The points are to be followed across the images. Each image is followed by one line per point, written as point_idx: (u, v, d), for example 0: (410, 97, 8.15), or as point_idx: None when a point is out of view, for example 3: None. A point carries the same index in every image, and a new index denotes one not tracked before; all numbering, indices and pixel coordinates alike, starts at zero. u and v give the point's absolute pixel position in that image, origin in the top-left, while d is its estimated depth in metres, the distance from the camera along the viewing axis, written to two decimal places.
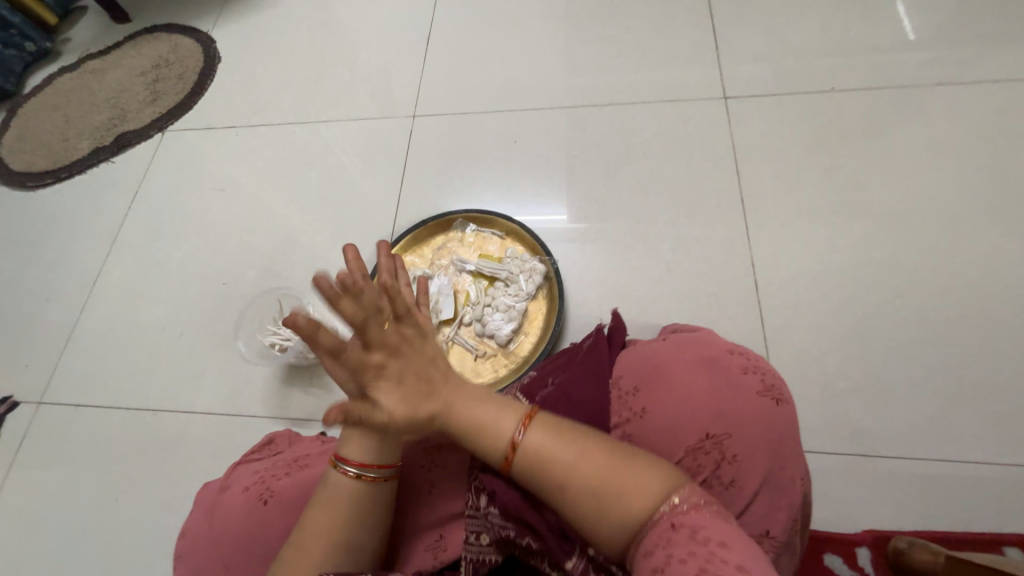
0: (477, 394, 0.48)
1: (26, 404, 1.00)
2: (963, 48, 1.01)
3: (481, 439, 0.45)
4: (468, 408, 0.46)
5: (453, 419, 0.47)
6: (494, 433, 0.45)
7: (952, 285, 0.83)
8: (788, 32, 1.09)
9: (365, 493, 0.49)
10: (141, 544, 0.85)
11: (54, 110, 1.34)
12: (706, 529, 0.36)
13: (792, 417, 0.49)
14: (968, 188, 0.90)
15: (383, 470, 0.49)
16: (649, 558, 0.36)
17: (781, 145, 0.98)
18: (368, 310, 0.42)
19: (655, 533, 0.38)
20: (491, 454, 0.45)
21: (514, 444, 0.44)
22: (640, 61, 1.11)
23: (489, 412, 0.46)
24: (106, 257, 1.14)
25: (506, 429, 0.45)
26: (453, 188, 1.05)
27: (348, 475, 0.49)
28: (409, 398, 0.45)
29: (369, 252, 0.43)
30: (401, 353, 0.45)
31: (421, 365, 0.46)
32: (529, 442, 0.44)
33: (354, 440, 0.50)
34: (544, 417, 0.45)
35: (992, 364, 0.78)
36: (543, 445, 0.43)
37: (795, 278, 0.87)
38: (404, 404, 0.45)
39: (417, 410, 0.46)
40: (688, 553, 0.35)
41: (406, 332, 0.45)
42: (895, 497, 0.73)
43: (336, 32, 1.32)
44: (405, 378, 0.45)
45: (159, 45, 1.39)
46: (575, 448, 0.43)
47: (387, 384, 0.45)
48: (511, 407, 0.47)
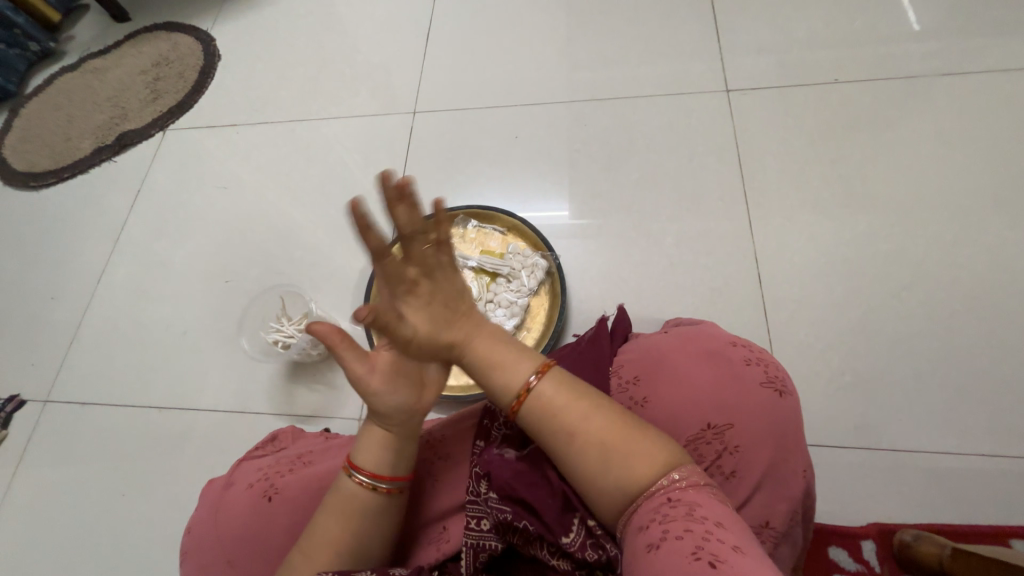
0: (497, 333, 0.47)
1: (32, 403, 1.01)
2: (969, 38, 0.99)
3: (495, 375, 0.45)
4: (489, 343, 0.47)
5: (474, 350, 0.47)
6: (506, 378, 0.45)
7: (957, 278, 0.83)
8: (791, 24, 1.08)
9: (375, 501, 0.48)
10: (148, 540, 0.85)
11: (57, 110, 1.34)
12: (702, 508, 0.37)
13: (794, 409, 0.48)
14: (975, 179, 0.89)
15: (397, 482, 0.49)
16: (644, 533, 0.37)
17: (784, 138, 0.97)
18: (416, 223, 0.43)
19: (651, 508, 0.38)
20: (500, 399, 0.45)
21: (527, 391, 0.44)
22: (642, 54, 1.10)
23: (508, 355, 0.46)
24: (110, 256, 1.14)
25: (518, 377, 0.44)
26: (455, 184, 1.04)
27: (360, 485, 0.48)
28: (435, 317, 0.46)
29: (406, 196, 0.42)
30: (435, 277, 0.46)
31: (448, 302, 0.47)
32: (542, 391, 0.43)
33: (368, 445, 0.49)
34: (558, 371, 0.45)
35: (998, 356, 0.78)
36: (555, 398, 0.43)
37: (799, 272, 0.86)
38: (432, 324, 0.46)
39: (443, 333, 0.46)
40: (684, 530, 0.36)
41: (441, 259, 0.46)
42: (899, 490, 0.72)
43: (336, 29, 1.31)
44: (433, 301, 0.46)
45: (159, 44, 1.39)
46: (587, 408, 0.42)
47: (418, 303, 0.46)
48: (529, 355, 0.46)
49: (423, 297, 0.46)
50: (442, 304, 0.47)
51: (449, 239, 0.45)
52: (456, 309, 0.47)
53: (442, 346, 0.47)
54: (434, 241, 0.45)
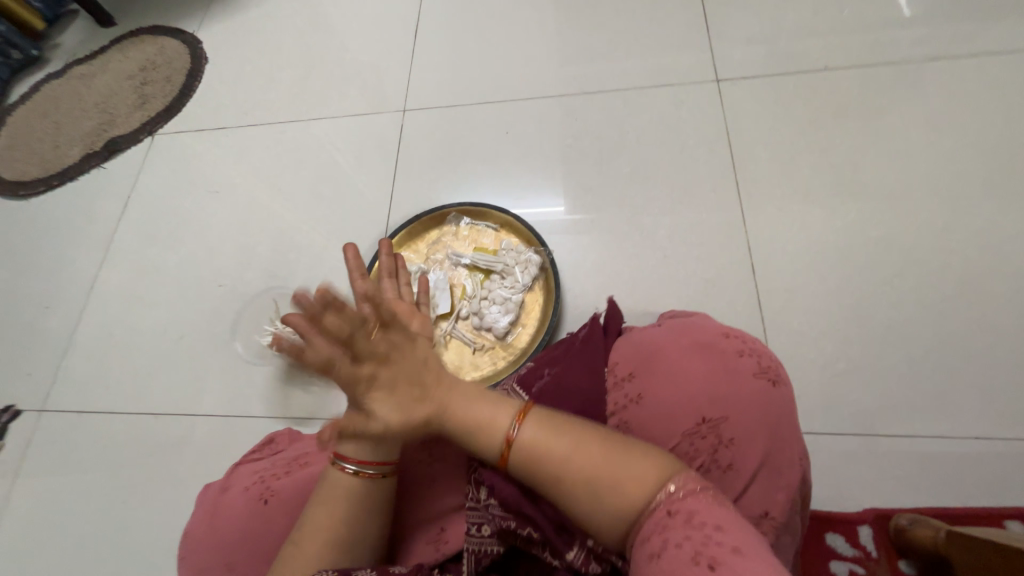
0: (473, 393, 0.46)
1: (29, 412, 1.00)
2: (957, 22, 0.99)
3: (476, 439, 0.45)
4: (461, 409, 0.46)
5: (449, 418, 0.46)
6: (488, 431, 0.44)
7: (949, 262, 0.83)
8: (780, 13, 1.07)
9: (361, 488, 0.49)
10: (148, 546, 0.85)
11: (44, 118, 1.33)
12: (701, 514, 0.36)
13: (789, 399, 0.49)
14: (966, 164, 0.89)
15: (383, 466, 0.49)
16: (647, 543, 0.37)
17: (774, 127, 0.97)
18: (350, 323, 0.42)
19: (652, 521, 0.38)
20: (488, 452, 0.45)
21: (509, 442, 0.43)
22: (631, 47, 1.09)
23: (485, 411, 0.45)
24: (101, 264, 1.13)
25: (500, 428, 0.44)
26: (447, 182, 1.04)
27: (347, 473, 0.49)
28: (402, 405, 0.45)
29: (329, 304, 0.42)
30: (391, 362, 0.45)
31: (410, 376, 0.46)
32: (524, 439, 0.43)
33: (354, 435, 0.49)
34: (539, 413, 0.45)
35: (991, 339, 0.78)
36: (537, 442, 0.43)
37: (792, 261, 0.86)
38: (401, 413, 0.45)
39: (412, 416, 0.46)
40: (683, 538, 0.35)
41: (391, 343, 0.45)
42: (895, 475, 0.73)
43: (323, 28, 1.31)
44: (396, 388, 0.45)
45: (145, 48, 1.38)
46: (569, 447, 0.42)
47: (381, 396, 0.45)
48: (506, 403, 0.46)
49: (386, 389, 0.45)
50: (404, 383, 0.46)
51: (388, 329, 0.45)
52: (419, 383, 0.46)
53: (418, 426, 0.46)
54: (377, 333, 0.44)
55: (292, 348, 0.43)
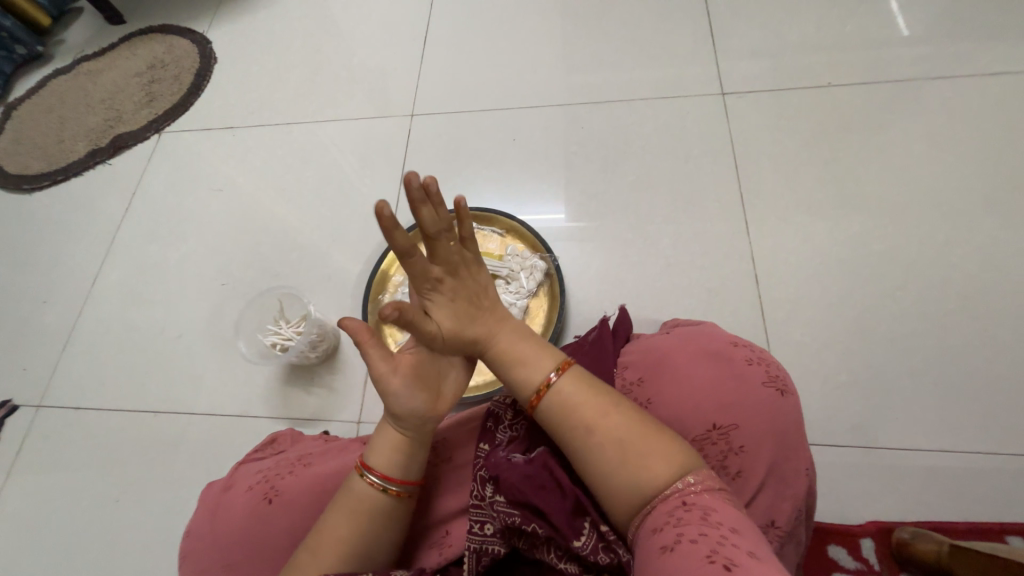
0: (520, 333, 0.51)
1: (24, 408, 0.99)
2: (957, 42, 1.01)
3: (518, 372, 0.49)
4: (511, 339, 0.51)
5: (496, 347, 0.51)
6: (526, 377, 0.48)
7: (950, 277, 0.84)
8: (785, 28, 1.09)
9: (387, 504, 0.49)
10: (142, 547, 0.84)
11: (49, 113, 1.33)
12: (717, 513, 0.37)
13: (797, 408, 0.49)
14: (967, 180, 0.90)
15: (405, 485, 0.50)
16: (659, 537, 0.37)
17: (779, 139, 0.98)
18: (443, 222, 0.48)
19: (666, 510, 0.38)
20: (523, 394, 0.48)
21: (545, 385, 0.47)
22: (637, 58, 1.11)
23: (530, 356, 0.49)
24: (103, 260, 1.13)
25: (538, 376, 0.48)
26: (453, 186, 1.05)
27: (372, 485, 0.49)
28: (458, 314, 0.50)
29: (431, 196, 0.46)
30: (458, 276, 0.51)
31: (470, 285, 0.51)
32: (563, 387, 0.46)
33: (381, 449, 0.50)
34: (578, 369, 0.48)
35: (991, 354, 0.79)
36: (573, 396, 0.45)
37: (795, 272, 0.87)
38: (456, 321, 0.50)
39: (465, 331, 0.51)
40: (699, 533, 0.35)
41: (464, 255, 0.51)
42: (896, 487, 0.73)
43: (332, 32, 1.32)
44: (457, 299, 0.51)
45: (154, 46, 1.39)
46: (605, 405, 0.45)
47: (442, 301, 0.50)
48: (550, 353, 0.50)
49: (446, 294, 0.50)
50: (461, 292, 0.51)
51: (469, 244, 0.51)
52: (479, 302, 0.52)
53: (467, 343, 0.51)
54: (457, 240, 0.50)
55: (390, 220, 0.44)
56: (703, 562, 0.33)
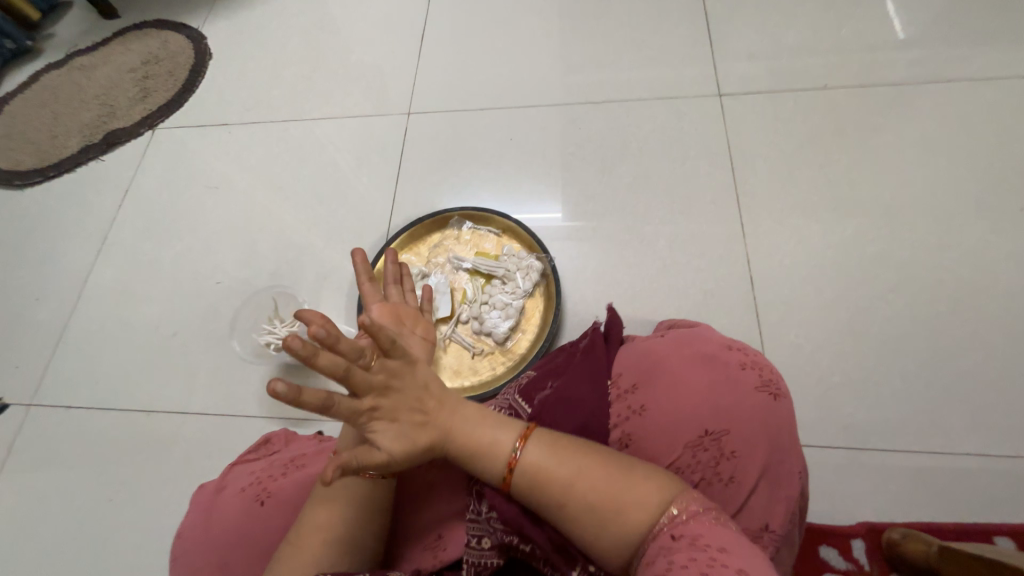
0: (475, 413, 0.46)
1: (16, 406, 0.98)
2: (952, 47, 1.02)
3: (478, 459, 0.45)
4: (468, 427, 0.45)
5: (452, 441, 0.45)
6: (491, 454, 0.45)
7: (943, 281, 0.84)
8: (782, 30, 1.09)
9: (378, 492, 0.49)
10: (135, 547, 0.84)
11: (41, 108, 1.31)
12: (705, 536, 0.38)
13: (788, 413, 0.49)
14: (960, 184, 0.91)
15: (394, 475, 0.50)
16: (651, 566, 0.38)
17: (775, 142, 0.99)
18: (350, 355, 0.39)
19: (653, 544, 0.39)
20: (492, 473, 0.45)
21: (513, 461, 0.44)
22: (635, 58, 1.11)
23: (489, 442, 0.45)
24: (95, 258, 1.12)
25: (505, 447, 0.45)
26: (449, 186, 1.04)
27: (364, 474, 0.49)
28: (406, 433, 0.43)
29: (321, 342, 0.37)
30: (393, 391, 0.42)
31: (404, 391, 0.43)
32: (530, 459, 0.44)
33: (366, 441, 0.50)
34: (542, 432, 0.45)
35: (983, 358, 0.79)
36: (542, 462, 0.43)
37: (790, 274, 0.87)
38: (406, 441, 0.43)
39: (417, 441, 0.43)
40: (689, 558, 0.36)
41: (393, 367, 0.42)
42: (888, 490, 0.74)
43: (328, 29, 1.31)
44: (400, 417, 0.43)
45: (147, 41, 1.37)
46: (577, 465, 0.43)
47: (382, 426, 0.42)
48: (509, 425, 0.46)
49: (389, 416, 0.42)
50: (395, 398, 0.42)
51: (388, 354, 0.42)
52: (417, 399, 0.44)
53: (425, 452, 0.45)
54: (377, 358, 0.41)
55: (284, 393, 0.35)
56: None
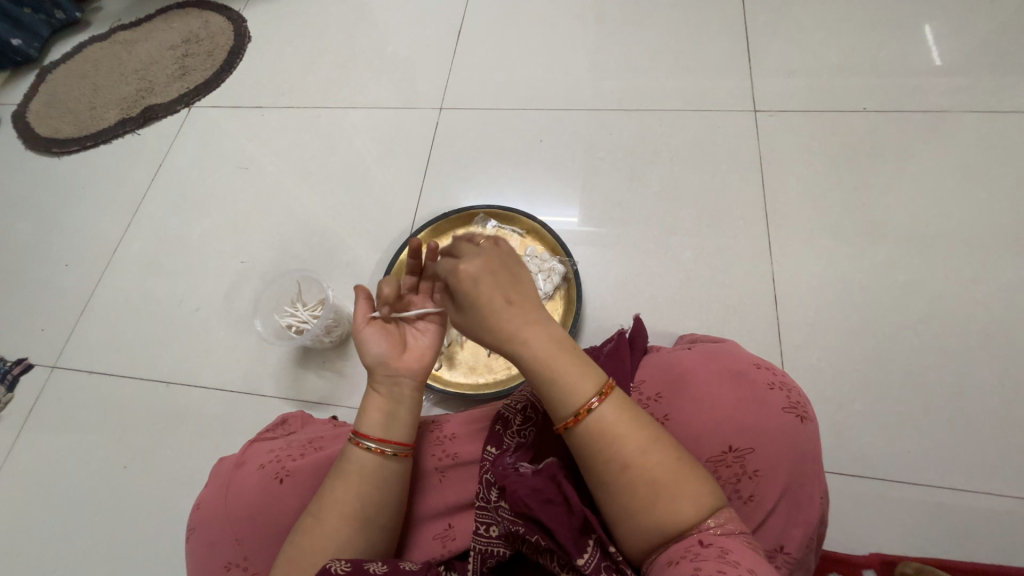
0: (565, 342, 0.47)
1: (40, 367, 1.01)
2: (998, 76, 1.00)
3: (558, 378, 0.45)
4: (549, 342, 0.47)
5: (531, 350, 0.46)
6: (568, 393, 0.45)
7: (973, 314, 0.83)
8: (822, 48, 1.08)
9: (387, 470, 0.51)
10: (145, 515, 0.85)
11: (83, 79, 1.35)
12: (734, 552, 0.37)
13: (815, 436, 0.48)
14: (998, 219, 0.89)
15: (403, 448, 0.53)
16: (676, 567, 0.38)
17: (809, 161, 0.97)
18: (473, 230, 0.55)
19: (682, 546, 0.39)
20: (562, 411, 0.45)
21: (587, 409, 0.44)
22: (671, 68, 1.10)
23: (569, 372, 0.45)
24: (125, 229, 1.14)
25: (583, 395, 0.44)
26: (476, 183, 1.05)
27: (371, 451, 0.51)
28: (490, 293, 0.48)
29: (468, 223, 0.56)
30: (496, 264, 0.50)
31: (503, 262, 0.51)
32: (604, 414, 0.43)
33: (370, 414, 0.53)
34: (620, 395, 0.45)
35: (1011, 395, 0.77)
36: (615, 421, 0.43)
37: (815, 297, 0.86)
38: (483, 297, 0.48)
39: (490, 309, 0.47)
40: (717, 569, 0.35)
41: (498, 252, 0.51)
42: (903, 522, 0.72)
43: (366, 19, 1.32)
44: (487, 279, 0.48)
45: (189, 20, 1.40)
46: (645, 439, 0.43)
47: (474, 279, 0.48)
48: (592, 372, 0.46)
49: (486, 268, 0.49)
50: (495, 258, 0.50)
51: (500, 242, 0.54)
52: (510, 274, 0.50)
53: (485, 328, 0.48)
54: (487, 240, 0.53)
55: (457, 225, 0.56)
56: None
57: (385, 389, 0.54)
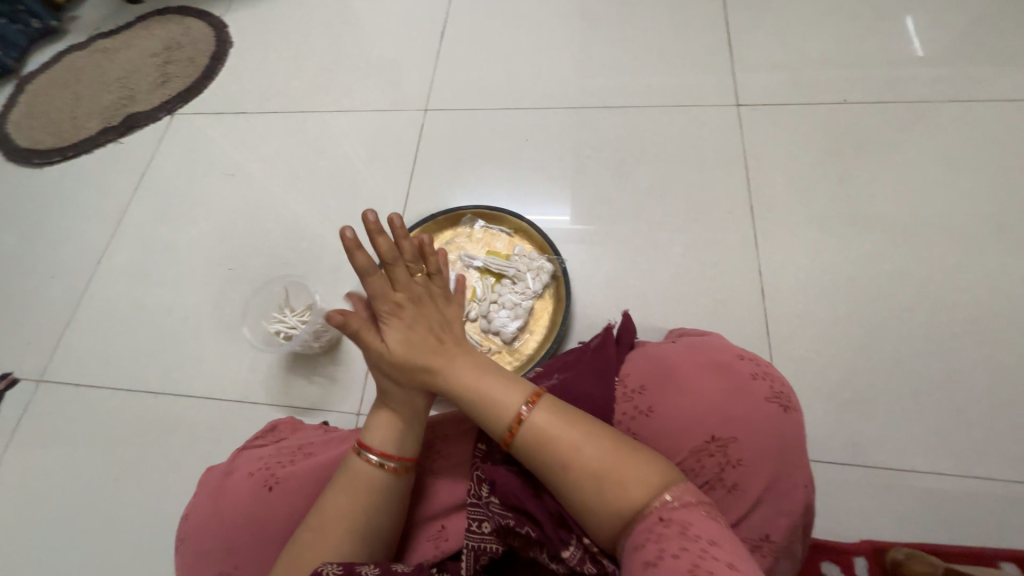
0: (486, 371, 0.50)
1: (25, 381, 1.00)
2: (977, 66, 1.01)
3: (483, 404, 0.48)
4: (470, 374, 0.50)
5: (452, 386, 0.50)
6: (497, 409, 0.47)
7: (956, 300, 0.84)
8: (804, 42, 1.09)
9: (383, 481, 0.51)
10: (137, 528, 0.84)
11: (63, 89, 1.33)
12: (694, 526, 0.37)
13: (798, 425, 0.49)
14: (978, 206, 0.90)
15: (403, 461, 0.52)
16: (640, 551, 0.38)
17: (793, 154, 0.98)
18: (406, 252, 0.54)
19: (645, 526, 0.39)
20: (496, 430, 0.47)
21: (519, 420, 0.45)
22: (655, 65, 1.11)
23: (493, 389, 0.48)
24: (110, 239, 1.13)
25: (512, 407, 0.46)
26: (464, 184, 1.05)
27: (370, 463, 0.51)
28: (413, 338, 0.53)
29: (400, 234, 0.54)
30: (421, 305, 0.54)
31: (430, 306, 0.55)
32: (535, 421, 0.45)
33: (379, 428, 0.52)
34: (549, 399, 0.47)
35: (995, 379, 0.79)
36: (548, 426, 0.45)
37: (802, 288, 0.87)
38: (405, 344, 0.52)
39: (413, 355, 0.52)
40: (679, 548, 0.36)
41: (428, 290, 0.55)
42: (893, 508, 0.73)
43: (350, 22, 1.31)
44: (413, 325, 0.53)
45: (171, 27, 1.39)
46: (579, 436, 0.44)
47: (399, 325, 0.53)
48: (517, 385, 0.48)
49: (404, 320, 0.53)
50: (423, 303, 0.54)
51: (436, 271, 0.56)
52: (435, 317, 0.54)
53: (411, 372, 0.52)
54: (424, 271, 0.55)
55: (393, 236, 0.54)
56: None
57: (398, 407, 0.53)
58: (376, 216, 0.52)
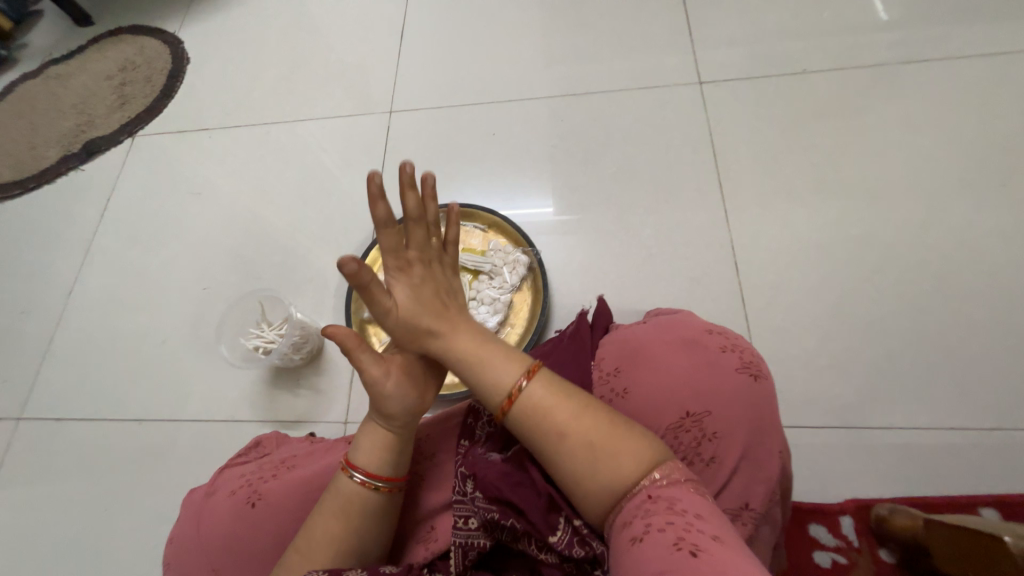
0: (487, 338, 0.50)
1: (5, 420, 0.98)
2: (930, 26, 1.02)
3: (483, 372, 0.47)
4: (470, 341, 0.49)
5: (453, 353, 0.50)
6: (497, 380, 0.46)
7: (924, 258, 0.85)
8: (760, 15, 1.09)
9: (371, 500, 0.49)
10: (131, 556, 0.84)
11: (18, 119, 1.30)
12: (682, 502, 0.38)
13: (769, 392, 0.49)
14: (940, 165, 0.91)
15: (392, 481, 0.50)
16: (629, 529, 0.38)
17: (757, 127, 0.99)
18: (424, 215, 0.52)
19: (633, 505, 0.40)
20: (493, 402, 0.46)
21: (517, 391, 0.45)
22: (616, 49, 1.11)
23: (495, 360, 0.47)
24: (80, 268, 1.11)
25: (510, 378, 0.46)
26: (435, 183, 1.04)
27: (358, 484, 0.49)
28: (420, 304, 0.51)
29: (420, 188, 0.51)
30: (429, 269, 0.53)
31: (438, 278, 0.54)
32: (532, 393, 0.44)
33: (369, 448, 0.50)
34: (548, 372, 0.46)
35: (965, 333, 0.80)
36: (544, 398, 0.44)
37: (774, 259, 0.88)
38: (413, 305, 0.51)
39: (420, 319, 0.51)
40: (665, 522, 0.37)
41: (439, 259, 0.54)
42: (875, 466, 0.75)
43: (308, 28, 1.29)
44: (422, 288, 0.52)
45: (124, 47, 1.36)
46: (575, 408, 0.44)
47: (406, 286, 0.52)
48: (517, 356, 0.47)
49: (412, 279, 0.52)
50: (433, 274, 0.53)
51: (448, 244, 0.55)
52: (442, 288, 0.53)
53: (415, 333, 0.51)
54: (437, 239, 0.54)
55: (408, 187, 0.50)
56: (671, 551, 0.34)
57: (397, 421, 0.51)
58: (414, 169, 0.48)
